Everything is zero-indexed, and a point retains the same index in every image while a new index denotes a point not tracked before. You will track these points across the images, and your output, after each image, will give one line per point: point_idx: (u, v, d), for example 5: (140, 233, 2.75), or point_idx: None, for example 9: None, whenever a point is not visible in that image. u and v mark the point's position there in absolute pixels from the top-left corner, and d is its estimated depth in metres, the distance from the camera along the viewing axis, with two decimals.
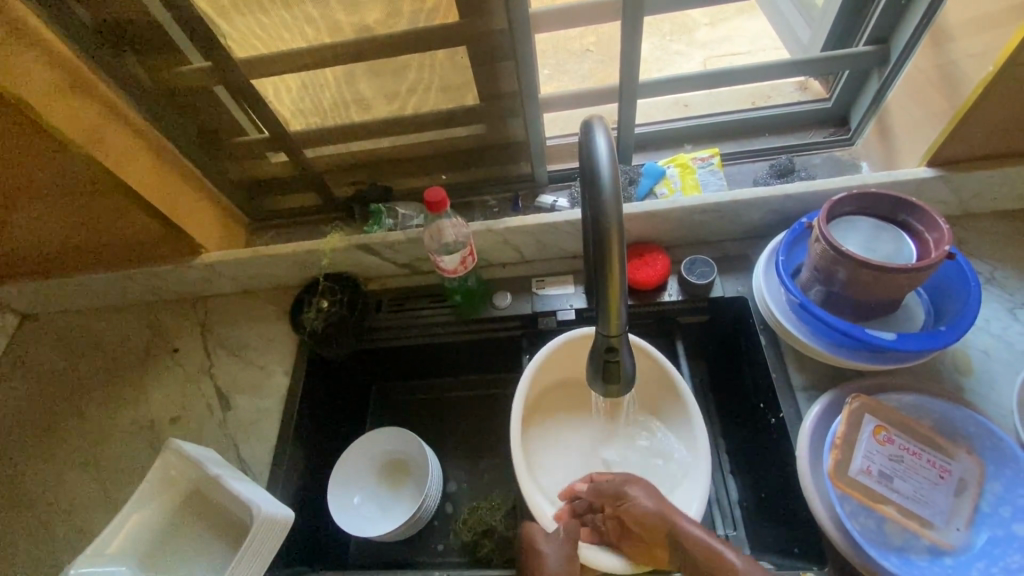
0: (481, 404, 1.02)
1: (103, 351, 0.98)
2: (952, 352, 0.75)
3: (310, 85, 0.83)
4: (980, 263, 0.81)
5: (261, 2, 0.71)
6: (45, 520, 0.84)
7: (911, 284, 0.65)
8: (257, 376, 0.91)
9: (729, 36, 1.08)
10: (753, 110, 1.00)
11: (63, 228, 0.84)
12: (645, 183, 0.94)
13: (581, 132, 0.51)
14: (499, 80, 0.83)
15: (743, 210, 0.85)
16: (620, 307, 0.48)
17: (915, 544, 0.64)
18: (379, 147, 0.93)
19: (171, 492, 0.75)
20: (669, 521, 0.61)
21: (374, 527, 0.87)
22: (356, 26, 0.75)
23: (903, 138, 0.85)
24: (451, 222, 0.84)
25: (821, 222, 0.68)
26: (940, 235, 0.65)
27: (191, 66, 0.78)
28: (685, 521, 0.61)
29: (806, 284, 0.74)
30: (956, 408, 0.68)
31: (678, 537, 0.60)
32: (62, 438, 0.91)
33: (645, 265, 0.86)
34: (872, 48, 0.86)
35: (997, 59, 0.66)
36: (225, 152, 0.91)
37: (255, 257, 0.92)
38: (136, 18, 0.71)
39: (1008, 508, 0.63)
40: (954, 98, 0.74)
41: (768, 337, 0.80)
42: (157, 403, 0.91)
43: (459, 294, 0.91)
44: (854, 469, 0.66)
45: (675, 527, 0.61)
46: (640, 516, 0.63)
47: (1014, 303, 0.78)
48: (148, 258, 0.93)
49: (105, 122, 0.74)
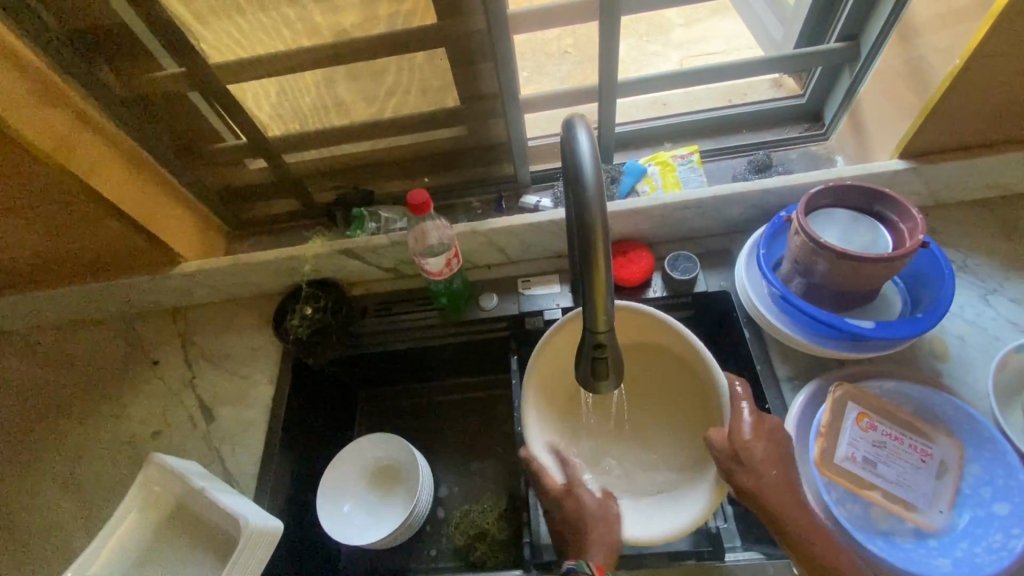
0: (471, 407, 1.01)
1: (80, 366, 0.95)
2: (929, 339, 0.77)
3: (288, 91, 0.82)
4: (953, 252, 0.84)
5: (238, 4, 0.70)
6: (23, 542, 0.81)
7: (888, 273, 0.67)
8: (240, 386, 0.89)
9: (704, 37, 1.10)
10: (730, 107, 1.02)
11: (33, 242, 0.82)
12: (627, 181, 0.95)
13: (562, 130, 0.51)
14: (479, 82, 0.83)
15: (723, 206, 0.86)
16: (607, 302, 0.48)
17: (900, 528, 0.65)
18: (359, 151, 0.92)
19: (156, 505, 0.74)
20: (775, 510, 0.59)
21: (364, 535, 0.86)
22: (333, 29, 0.74)
23: (876, 132, 0.87)
24: (434, 224, 0.83)
25: (799, 215, 0.69)
26: (915, 224, 0.66)
27: (164, 72, 0.76)
28: (790, 509, 0.59)
29: (787, 276, 0.75)
30: (934, 394, 0.70)
31: (779, 523, 0.59)
32: (39, 456, 0.88)
33: (630, 263, 0.87)
34: (844, 44, 0.88)
35: (962, 53, 0.68)
36: (202, 159, 0.89)
37: (236, 265, 0.90)
38: (106, 24, 0.69)
39: (988, 489, 0.65)
40: (923, 91, 0.76)
41: (751, 329, 0.81)
42: (138, 417, 0.89)
43: (445, 298, 0.90)
44: (840, 456, 0.68)
45: (778, 515, 0.59)
46: (760, 496, 0.60)
47: (986, 289, 0.80)
48: (125, 268, 0.91)
49: (77, 131, 0.72)
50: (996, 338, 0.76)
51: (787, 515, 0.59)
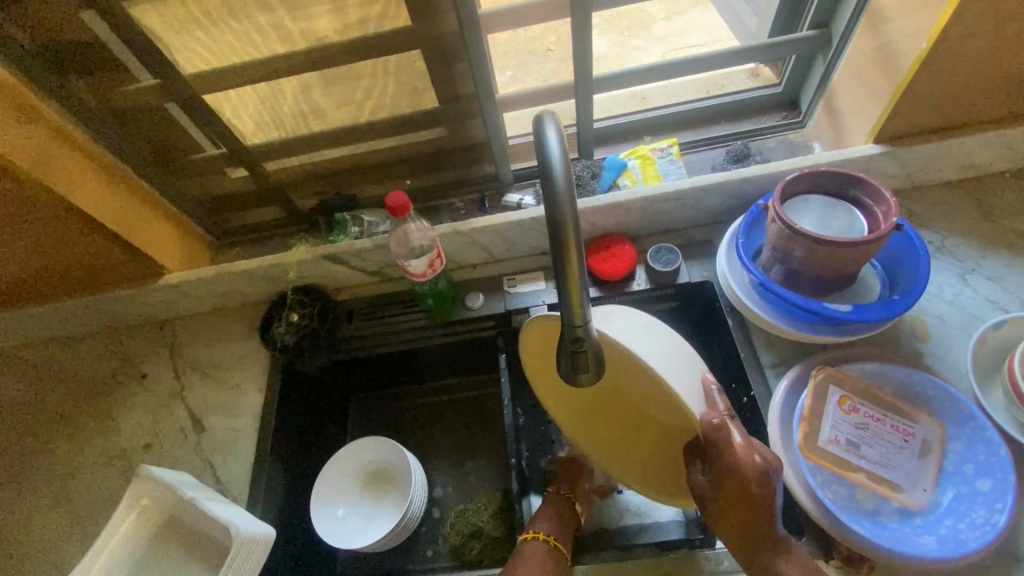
0: (462, 408, 1.02)
1: (68, 382, 0.95)
2: (909, 320, 0.78)
3: (265, 99, 0.82)
4: (931, 233, 0.84)
5: (210, 13, 0.70)
6: (14, 559, 0.81)
7: (864, 257, 0.68)
8: (230, 395, 0.89)
9: (685, 29, 1.11)
10: (707, 99, 1.03)
11: (17, 261, 0.82)
12: (608, 177, 0.95)
13: (532, 127, 0.51)
14: (456, 82, 0.83)
15: (702, 197, 0.87)
16: (582, 295, 0.48)
17: (886, 508, 0.66)
18: (339, 156, 0.92)
19: (146, 519, 0.74)
20: (736, 540, 0.59)
21: (360, 537, 0.86)
22: (306, 34, 0.74)
23: (849, 118, 0.88)
24: (417, 225, 0.84)
25: (775, 203, 0.70)
26: (888, 207, 0.67)
27: (138, 85, 0.76)
28: (761, 547, 0.58)
29: (766, 264, 0.76)
30: (914, 373, 0.71)
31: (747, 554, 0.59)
32: (31, 473, 0.88)
33: (613, 257, 0.87)
34: (816, 32, 0.89)
35: (929, 36, 0.69)
36: (182, 170, 0.89)
37: (221, 274, 0.90)
38: (76, 38, 0.69)
39: (970, 466, 0.66)
40: (894, 76, 0.76)
41: (735, 317, 0.82)
42: (129, 430, 0.89)
43: (431, 298, 0.92)
44: (823, 439, 0.69)
45: (742, 546, 0.59)
46: (721, 527, 0.59)
47: (965, 269, 0.81)
48: (112, 282, 0.91)
49: (55, 147, 0.72)
50: (976, 316, 0.78)
51: (750, 550, 0.58)
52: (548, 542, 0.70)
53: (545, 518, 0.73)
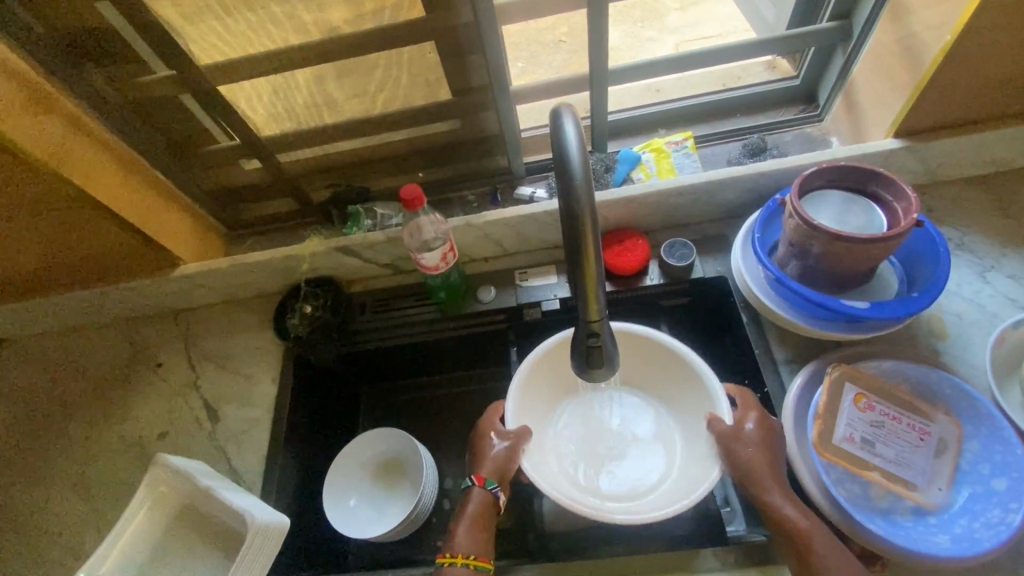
0: (474, 400, 1.02)
1: (85, 370, 0.96)
2: (927, 318, 0.78)
3: (279, 91, 0.82)
4: (950, 230, 0.83)
5: (225, 4, 0.70)
6: (35, 544, 0.83)
7: (883, 253, 0.67)
8: (244, 385, 0.90)
9: (699, 21, 1.10)
10: (723, 92, 1.01)
11: (33, 250, 0.82)
12: (621, 170, 0.95)
13: (550, 120, 0.50)
14: (469, 74, 0.83)
15: (717, 191, 0.86)
16: (599, 291, 0.48)
17: (899, 507, 0.66)
18: (352, 149, 0.92)
19: (161, 506, 0.75)
20: (751, 476, 0.64)
21: (372, 528, 0.87)
22: (320, 25, 0.74)
23: (869, 111, 0.86)
24: (429, 219, 0.84)
25: (794, 198, 0.69)
26: (909, 203, 0.66)
27: (153, 76, 0.76)
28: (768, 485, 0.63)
29: (783, 259, 0.75)
30: (931, 371, 0.70)
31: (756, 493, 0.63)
32: (48, 460, 0.89)
33: (626, 252, 0.87)
34: (835, 24, 0.87)
35: (953, 28, 0.67)
36: (196, 161, 0.90)
37: (235, 266, 0.91)
38: (93, 29, 0.69)
39: (986, 465, 0.65)
40: (915, 69, 0.75)
41: (748, 313, 0.81)
42: (145, 419, 0.90)
43: (443, 291, 0.91)
44: (837, 437, 0.68)
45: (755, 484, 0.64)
46: (744, 463, 0.65)
47: (985, 266, 0.80)
48: (126, 273, 0.92)
49: (72, 138, 0.72)
50: (995, 315, 0.76)
51: (761, 484, 0.64)
52: (467, 565, 0.64)
53: (464, 535, 0.66)
